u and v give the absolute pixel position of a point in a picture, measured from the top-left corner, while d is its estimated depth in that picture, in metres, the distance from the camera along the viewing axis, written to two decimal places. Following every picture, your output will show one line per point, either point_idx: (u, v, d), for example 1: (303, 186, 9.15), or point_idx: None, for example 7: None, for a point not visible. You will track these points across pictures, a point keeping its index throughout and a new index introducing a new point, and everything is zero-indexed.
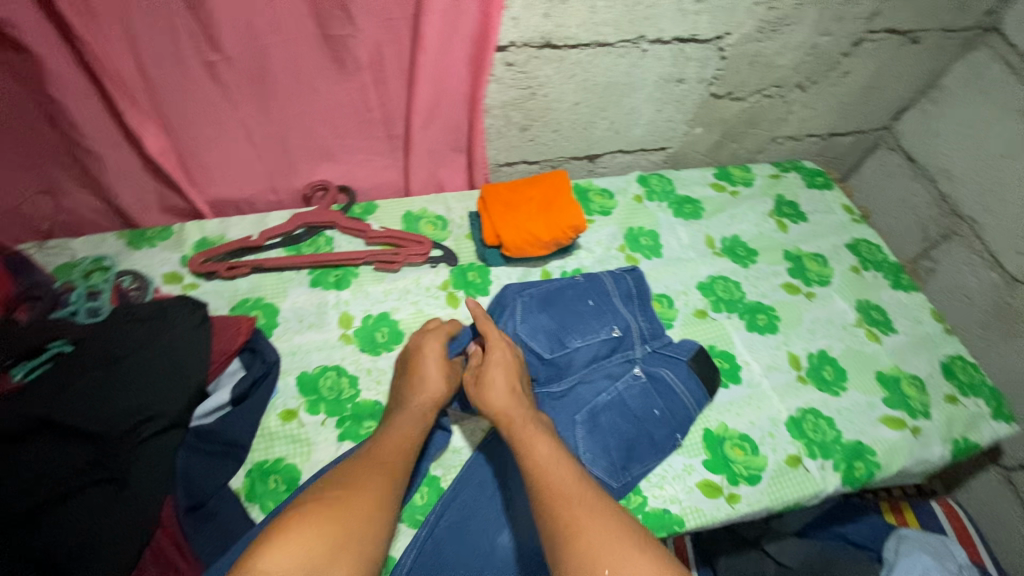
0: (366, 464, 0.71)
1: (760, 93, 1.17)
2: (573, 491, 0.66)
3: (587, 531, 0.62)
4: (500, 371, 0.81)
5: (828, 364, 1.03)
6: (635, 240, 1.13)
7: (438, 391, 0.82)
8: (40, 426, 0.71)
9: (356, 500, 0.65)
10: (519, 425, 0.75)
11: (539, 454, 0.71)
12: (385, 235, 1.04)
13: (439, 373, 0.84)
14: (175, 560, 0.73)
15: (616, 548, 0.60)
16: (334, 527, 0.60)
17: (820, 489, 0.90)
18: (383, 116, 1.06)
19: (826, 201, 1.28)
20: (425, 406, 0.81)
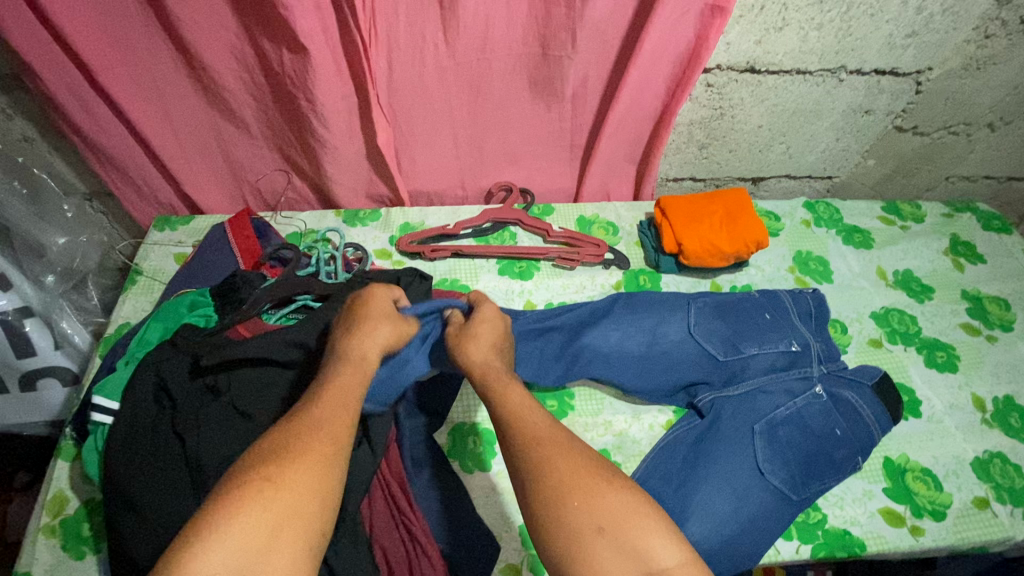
0: (301, 423, 0.56)
1: (946, 130, 1.16)
2: (545, 433, 0.59)
3: (557, 462, 0.56)
4: (488, 326, 0.75)
5: (1015, 411, 0.99)
6: (804, 263, 1.14)
7: (382, 333, 0.70)
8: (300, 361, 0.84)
9: (300, 472, 0.51)
10: (496, 374, 0.67)
11: (512, 400, 0.63)
12: (565, 235, 1.11)
13: (390, 317, 0.72)
14: (396, 493, 0.81)
15: (586, 480, 0.55)
16: (267, 515, 0.48)
17: (1010, 535, 0.86)
18: (572, 127, 1.14)
19: (1007, 246, 1.23)
20: (369, 350, 0.68)
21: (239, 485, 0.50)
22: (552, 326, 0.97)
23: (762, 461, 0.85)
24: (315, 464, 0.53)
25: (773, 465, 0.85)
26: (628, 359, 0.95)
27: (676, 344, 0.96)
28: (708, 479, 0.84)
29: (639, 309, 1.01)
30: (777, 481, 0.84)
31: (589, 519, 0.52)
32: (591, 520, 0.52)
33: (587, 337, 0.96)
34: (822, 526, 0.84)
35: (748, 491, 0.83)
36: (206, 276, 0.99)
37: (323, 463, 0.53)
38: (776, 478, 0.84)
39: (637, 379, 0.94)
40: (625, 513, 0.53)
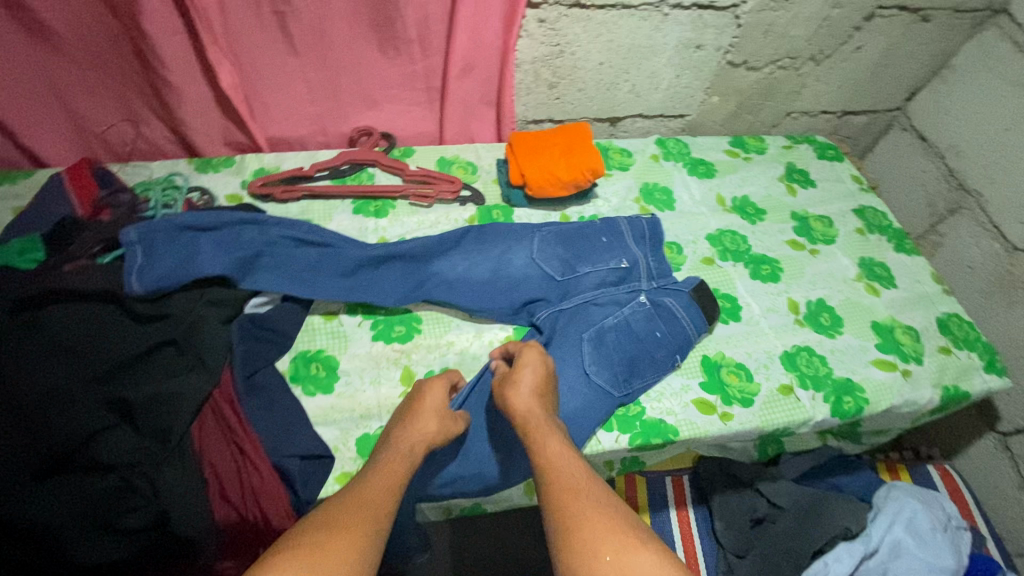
0: (344, 503, 0.63)
1: (775, 64, 1.26)
2: (580, 484, 0.66)
3: (589, 519, 0.62)
4: (528, 374, 0.82)
5: (826, 311, 1.10)
6: (650, 194, 1.22)
7: (430, 429, 0.78)
8: (111, 298, 0.85)
9: (344, 537, 0.58)
10: (538, 422, 0.76)
11: (553, 449, 0.72)
12: (420, 174, 1.14)
13: (439, 415, 0.81)
14: (228, 415, 0.83)
15: (616, 537, 0.60)
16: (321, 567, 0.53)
17: (809, 416, 0.97)
18: (424, 69, 1.17)
19: (837, 172, 1.35)
20: (422, 445, 0.76)
21: (288, 550, 0.55)
22: (396, 257, 1.00)
23: (588, 363, 0.92)
24: (356, 539, 0.58)
25: (598, 367, 0.92)
26: (471, 284, 1.01)
27: (518, 269, 1.03)
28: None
29: (486, 240, 1.06)
30: (601, 380, 0.92)
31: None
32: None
33: (433, 268, 1.02)
34: (639, 417, 0.93)
35: (575, 390, 0.90)
36: (38, 224, 0.96)
37: (365, 536, 0.59)
38: (601, 378, 0.92)
39: (479, 301, 1.00)
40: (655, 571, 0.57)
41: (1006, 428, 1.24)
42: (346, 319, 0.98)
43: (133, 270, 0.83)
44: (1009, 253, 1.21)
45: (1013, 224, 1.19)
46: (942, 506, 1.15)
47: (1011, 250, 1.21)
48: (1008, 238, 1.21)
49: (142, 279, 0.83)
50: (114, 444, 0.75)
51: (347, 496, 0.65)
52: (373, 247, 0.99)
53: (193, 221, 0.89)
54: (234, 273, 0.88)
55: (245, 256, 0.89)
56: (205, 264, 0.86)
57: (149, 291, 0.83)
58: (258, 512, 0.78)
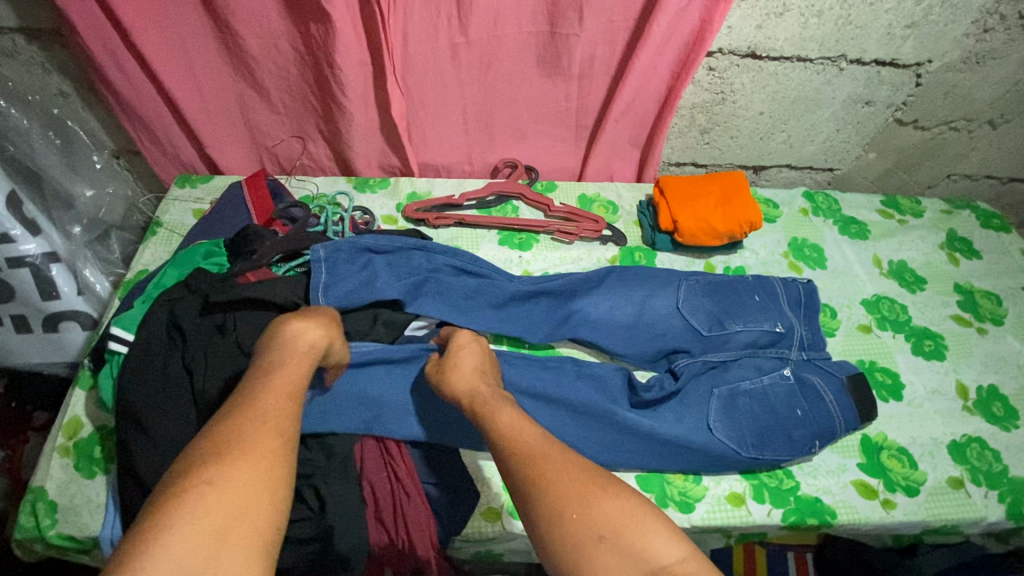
0: (230, 416, 0.58)
1: (946, 125, 1.18)
2: (546, 447, 0.63)
3: (551, 478, 0.59)
4: (468, 354, 0.78)
5: (999, 400, 1.00)
6: (798, 249, 1.17)
7: (326, 329, 0.75)
8: (292, 310, 0.89)
9: (231, 481, 0.51)
10: (482, 396, 0.71)
11: (504, 418, 0.67)
12: (565, 211, 1.14)
13: (325, 336, 0.74)
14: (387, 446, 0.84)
15: (584, 489, 0.59)
16: (215, 517, 0.48)
17: (981, 516, 0.88)
18: (578, 107, 1.17)
19: (1003, 243, 1.24)
20: (318, 346, 0.72)
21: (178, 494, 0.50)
22: (544, 293, 1.01)
23: (713, 421, 0.89)
24: (264, 472, 0.53)
25: (724, 428, 0.89)
26: (610, 325, 1.00)
27: (663, 316, 1.01)
28: (672, 424, 0.89)
29: (629, 282, 1.05)
30: (725, 442, 0.88)
31: (590, 528, 0.56)
32: (590, 529, 0.56)
33: (574, 305, 1.01)
34: (794, 492, 0.87)
35: (704, 452, 0.87)
36: (222, 230, 1.04)
37: (273, 461, 0.54)
38: (723, 438, 0.88)
39: (616, 343, 0.99)
40: (626, 519, 0.57)
41: None
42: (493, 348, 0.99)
43: (318, 285, 0.88)
44: None
45: None
46: None
47: None
48: None
49: (327, 295, 0.87)
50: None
51: (241, 409, 0.59)
52: (526, 281, 1.00)
53: (372, 243, 0.93)
54: (405, 296, 0.92)
55: (411, 283, 0.92)
56: (379, 287, 0.90)
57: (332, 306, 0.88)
58: (407, 540, 0.79)
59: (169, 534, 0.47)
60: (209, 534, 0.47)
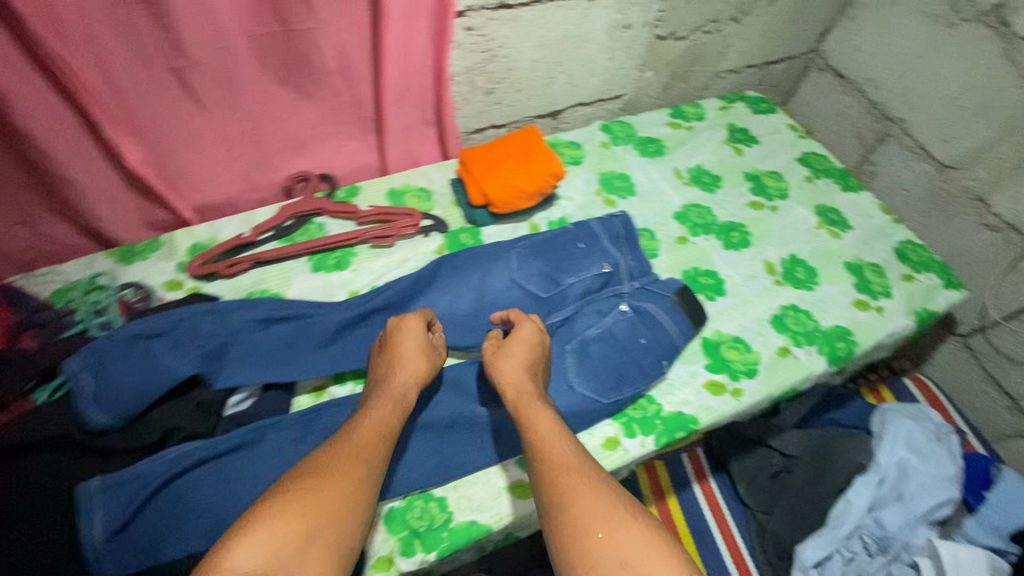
0: (336, 452, 0.68)
1: (699, 30, 1.26)
2: (570, 461, 0.68)
3: (582, 498, 0.64)
4: (523, 348, 0.82)
5: (800, 266, 1.13)
6: (609, 183, 1.22)
7: (420, 369, 0.80)
8: (63, 443, 0.73)
9: (314, 500, 0.61)
10: (527, 396, 0.76)
11: (544, 424, 0.73)
12: (374, 213, 1.07)
13: (421, 354, 0.81)
14: None
15: (611, 513, 0.62)
16: (301, 526, 0.59)
17: (809, 372, 1.00)
18: (352, 100, 1.08)
19: (773, 124, 1.39)
20: (414, 378, 0.79)
21: (267, 511, 0.60)
22: (374, 311, 0.93)
23: (572, 378, 0.91)
24: (343, 494, 0.63)
25: (583, 380, 0.91)
26: (453, 321, 0.96)
27: (501, 293, 0.99)
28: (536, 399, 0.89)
29: (461, 268, 1.00)
30: (587, 394, 0.90)
31: (612, 554, 0.59)
32: (613, 555, 0.59)
33: (411, 312, 0.95)
34: (658, 415, 0.92)
35: (570, 413, 0.88)
36: None
37: (353, 487, 0.65)
38: (584, 391, 0.90)
39: (464, 337, 0.95)
40: (642, 549, 0.59)
41: (964, 330, 1.34)
42: (337, 390, 0.89)
43: (86, 398, 0.74)
44: (940, 172, 1.29)
45: (939, 144, 1.27)
46: (930, 419, 1.21)
47: (941, 168, 1.29)
48: (936, 158, 1.29)
49: (100, 404, 0.74)
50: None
51: (335, 447, 0.68)
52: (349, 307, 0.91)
53: (146, 326, 0.80)
54: (206, 369, 0.79)
55: (201, 351, 0.80)
56: (162, 372, 0.76)
57: (114, 414, 0.74)
58: None
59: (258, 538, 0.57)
60: (290, 544, 0.57)
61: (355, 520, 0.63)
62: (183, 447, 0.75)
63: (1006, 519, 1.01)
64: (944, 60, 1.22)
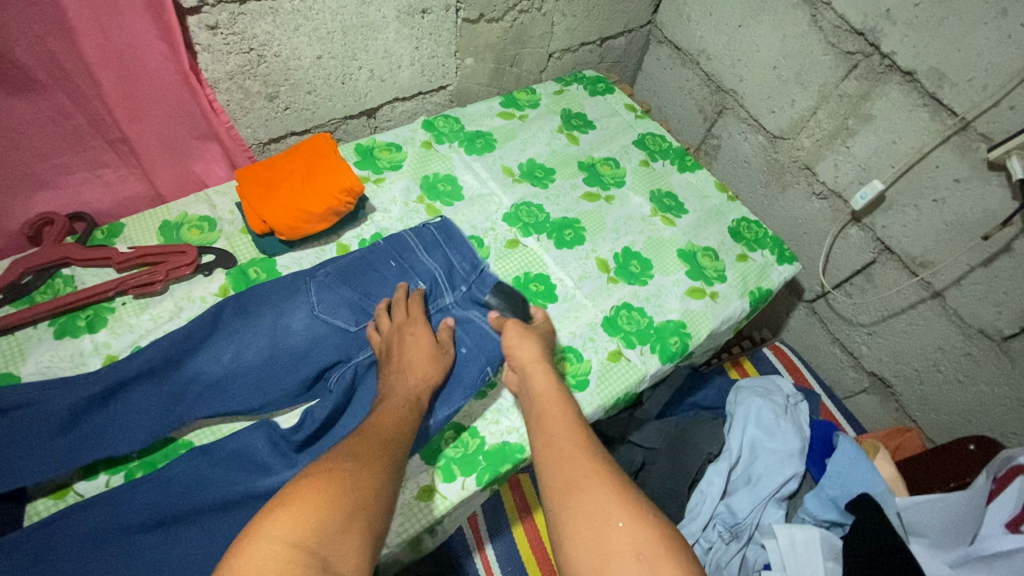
0: (366, 441, 0.68)
1: (515, 10, 1.16)
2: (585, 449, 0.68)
3: (594, 485, 0.62)
4: (535, 340, 0.86)
5: (634, 259, 1.08)
6: (433, 188, 1.10)
7: (426, 375, 0.81)
8: None
9: (349, 480, 0.60)
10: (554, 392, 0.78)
11: (557, 419, 0.73)
12: (137, 256, 0.89)
13: (431, 357, 0.83)
14: None
15: (627, 505, 0.60)
16: (337, 500, 0.57)
17: (643, 373, 0.96)
18: (89, 119, 0.87)
19: (610, 105, 1.32)
20: (424, 377, 0.80)
21: (298, 486, 0.57)
22: (144, 373, 0.78)
23: None
24: (373, 476, 0.63)
25: None
26: (233, 379, 0.81)
27: (300, 335, 0.85)
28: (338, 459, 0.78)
29: (251, 308, 0.86)
30: None
31: (629, 544, 0.57)
32: (629, 545, 0.56)
33: (191, 368, 0.81)
34: (481, 450, 0.86)
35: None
36: None
37: (382, 469, 0.65)
38: None
39: (257, 393, 0.81)
40: (658, 547, 0.56)
41: (810, 296, 1.36)
42: (83, 486, 0.75)
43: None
44: (772, 143, 1.27)
45: (769, 115, 1.25)
46: (780, 390, 1.22)
47: (772, 139, 1.27)
48: (768, 129, 1.27)
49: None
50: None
51: (359, 440, 0.68)
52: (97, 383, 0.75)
53: None
54: None
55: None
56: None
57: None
58: None
59: (284, 510, 0.54)
60: (319, 515, 0.55)
61: (383, 498, 0.61)
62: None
63: (842, 489, 1.02)
64: (762, 28, 1.19)
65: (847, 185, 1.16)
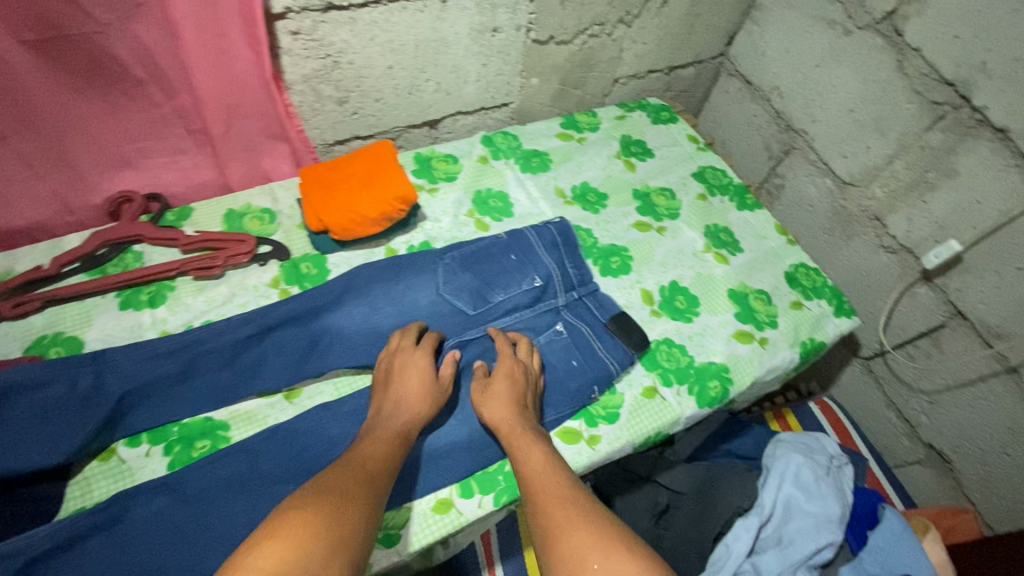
0: (352, 468, 0.67)
1: (584, 34, 1.16)
2: (564, 494, 0.69)
3: (570, 529, 0.64)
4: (504, 382, 0.84)
5: (680, 294, 1.05)
6: (484, 202, 1.12)
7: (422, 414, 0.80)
8: None
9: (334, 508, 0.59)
10: (519, 430, 0.79)
11: (536, 460, 0.75)
12: (200, 240, 0.94)
13: (429, 396, 0.82)
14: None
15: (602, 545, 0.61)
16: (321, 532, 0.55)
17: (677, 415, 0.93)
18: (175, 111, 0.95)
19: (672, 135, 1.30)
20: (410, 416, 0.79)
21: (285, 514, 0.56)
22: (279, 325, 0.87)
23: None
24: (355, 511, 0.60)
25: None
26: (273, 361, 0.86)
27: (425, 309, 0.95)
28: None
29: (381, 281, 0.94)
30: None
31: None
32: None
33: (325, 324, 0.90)
34: (502, 470, 0.85)
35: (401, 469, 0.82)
36: None
37: (364, 503, 0.62)
38: None
39: (378, 356, 0.90)
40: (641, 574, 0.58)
41: (866, 353, 1.28)
42: (126, 452, 0.79)
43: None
44: (841, 189, 1.21)
45: (839, 159, 1.19)
46: (824, 450, 1.15)
47: (841, 185, 1.21)
48: (837, 174, 1.21)
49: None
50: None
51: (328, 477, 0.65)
52: (158, 361, 0.81)
53: None
54: None
55: (89, 434, 0.75)
56: (39, 452, 0.72)
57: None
58: None
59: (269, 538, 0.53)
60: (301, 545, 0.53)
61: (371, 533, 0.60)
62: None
63: (882, 567, 0.97)
64: (841, 70, 1.14)
65: (919, 242, 1.09)
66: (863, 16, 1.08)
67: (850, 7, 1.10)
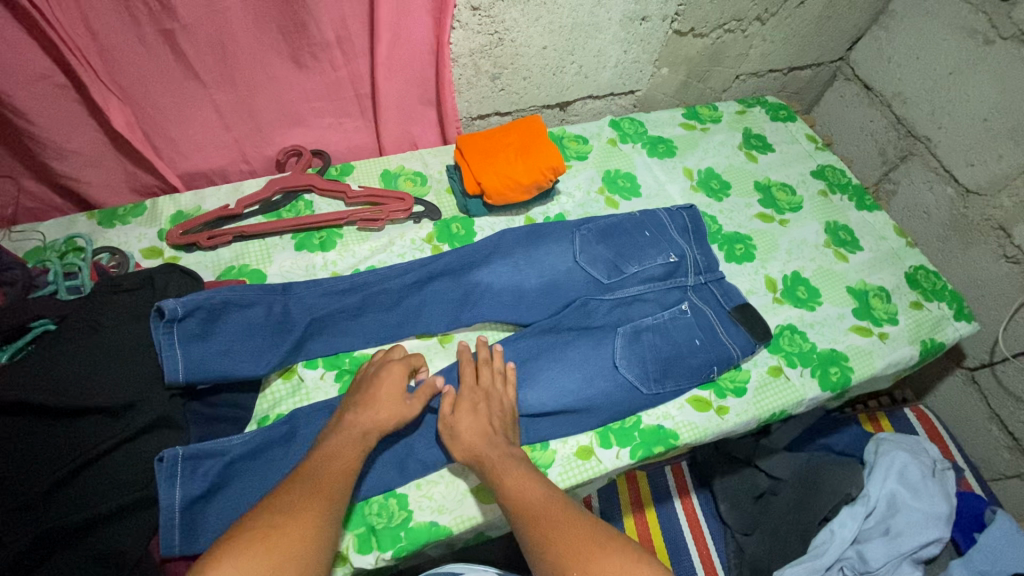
0: (308, 488, 0.66)
1: (721, 28, 1.20)
2: (540, 507, 0.69)
3: (551, 537, 0.64)
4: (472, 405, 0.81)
5: (802, 284, 1.09)
6: (613, 182, 1.17)
7: (389, 418, 0.76)
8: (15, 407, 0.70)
9: (300, 520, 0.61)
10: (488, 451, 0.77)
11: (509, 475, 0.74)
12: (365, 194, 1.02)
13: (395, 399, 0.78)
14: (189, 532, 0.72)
15: (581, 548, 0.62)
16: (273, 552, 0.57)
17: (801, 395, 0.97)
18: (349, 75, 1.02)
19: (791, 133, 1.33)
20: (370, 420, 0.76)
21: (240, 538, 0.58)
22: (439, 274, 0.95)
23: (619, 357, 0.92)
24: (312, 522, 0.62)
25: (629, 361, 0.92)
26: (431, 306, 0.94)
27: (564, 275, 1.00)
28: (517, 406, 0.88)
29: (527, 245, 1.01)
30: (631, 375, 0.91)
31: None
32: None
33: (476, 278, 0.97)
34: (637, 427, 0.91)
35: (545, 415, 0.89)
36: None
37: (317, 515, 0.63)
38: (630, 372, 0.91)
39: (522, 314, 0.97)
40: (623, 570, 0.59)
41: (972, 363, 1.28)
42: (305, 373, 0.88)
43: (171, 352, 0.76)
44: (962, 197, 1.22)
45: (964, 167, 1.21)
46: (927, 452, 1.16)
47: (963, 193, 1.22)
48: (960, 182, 1.22)
49: (184, 366, 0.76)
50: (120, 536, 0.69)
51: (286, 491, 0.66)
52: (337, 297, 0.89)
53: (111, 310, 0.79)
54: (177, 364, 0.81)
55: (282, 355, 0.83)
56: (246, 362, 0.80)
57: (191, 378, 0.77)
58: None
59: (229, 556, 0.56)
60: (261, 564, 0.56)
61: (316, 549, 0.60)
62: (165, 450, 0.73)
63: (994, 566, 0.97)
64: (977, 78, 1.15)
65: None
66: (1009, 26, 1.09)
67: (996, 17, 1.11)
